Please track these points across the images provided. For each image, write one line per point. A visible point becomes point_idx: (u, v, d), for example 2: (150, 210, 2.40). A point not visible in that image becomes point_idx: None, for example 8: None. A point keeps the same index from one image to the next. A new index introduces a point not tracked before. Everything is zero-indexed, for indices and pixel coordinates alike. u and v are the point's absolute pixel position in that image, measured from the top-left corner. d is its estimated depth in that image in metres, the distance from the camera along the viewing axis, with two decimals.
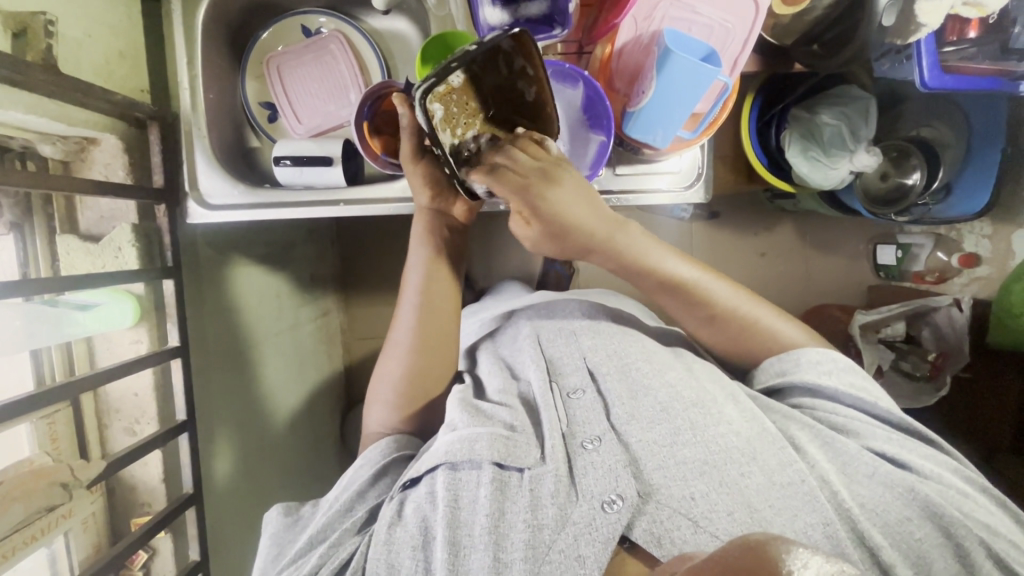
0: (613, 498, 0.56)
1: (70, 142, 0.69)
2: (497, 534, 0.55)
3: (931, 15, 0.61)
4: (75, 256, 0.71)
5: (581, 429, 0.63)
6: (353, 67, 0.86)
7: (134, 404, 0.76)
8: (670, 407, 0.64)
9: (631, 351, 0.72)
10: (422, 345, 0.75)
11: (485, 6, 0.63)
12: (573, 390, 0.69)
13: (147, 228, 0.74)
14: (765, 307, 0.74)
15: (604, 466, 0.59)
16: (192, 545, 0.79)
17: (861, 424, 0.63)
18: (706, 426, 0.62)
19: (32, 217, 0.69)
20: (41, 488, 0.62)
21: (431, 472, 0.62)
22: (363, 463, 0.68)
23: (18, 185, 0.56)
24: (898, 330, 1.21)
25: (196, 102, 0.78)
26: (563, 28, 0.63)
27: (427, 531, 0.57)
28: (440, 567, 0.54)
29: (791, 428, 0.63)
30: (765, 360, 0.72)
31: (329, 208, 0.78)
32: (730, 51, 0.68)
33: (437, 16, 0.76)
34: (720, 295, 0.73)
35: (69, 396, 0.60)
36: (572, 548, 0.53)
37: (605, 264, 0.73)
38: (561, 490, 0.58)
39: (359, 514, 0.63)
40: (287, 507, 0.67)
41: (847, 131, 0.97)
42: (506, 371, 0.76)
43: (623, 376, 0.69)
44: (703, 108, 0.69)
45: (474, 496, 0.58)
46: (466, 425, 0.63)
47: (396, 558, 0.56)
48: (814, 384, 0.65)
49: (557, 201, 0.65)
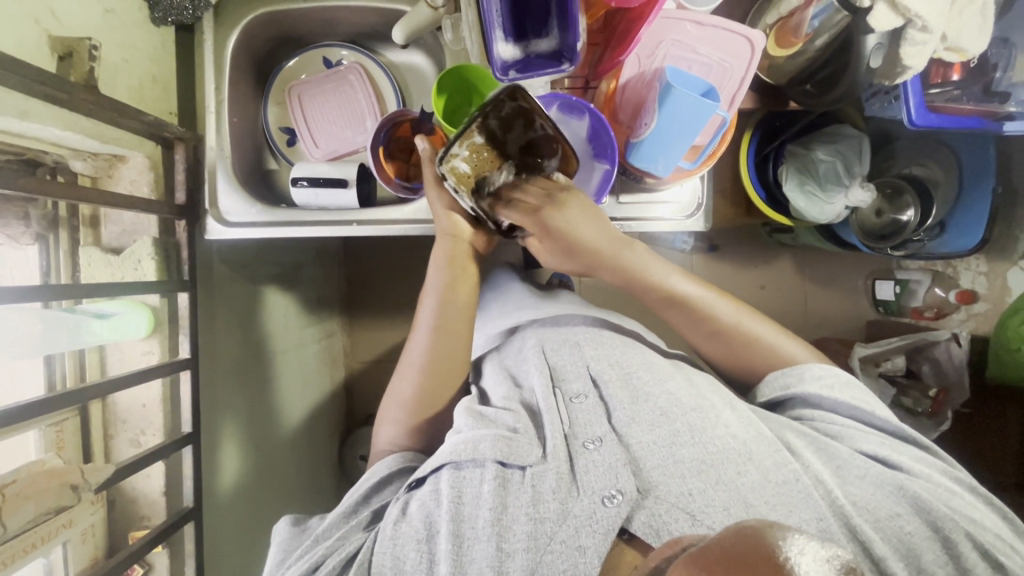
0: (613, 493, 0.57)
1: (100, 158, 0.72)
2: (500, 526, 0.55)
3: (917, 59, 0.64)
4: (95, 267, 0.74)
5: (582, 431, 0.65)
6: (370, 96, 0.90)
7: (141, 415, 0.77)
8: (668, 411, 0.65)
9: (633, 361, 0.74)
10: (433, 369, 0.75)
11: (499, 43, 0.66)
12: (576, 395, 0.70)
13: (166, 243, 0.76)
14: (770, 325, 0.75)
15: (605, 464, 0.60)
16: (187, 561, 0.79)
17: (853, 430, 0.64)
18: (704, 429, 0.63)
19: (57, 229, 0.72)
20: (52, 488, 0.62)
21: (436, 472, 0.62)
22: (370, 474, 0.69)
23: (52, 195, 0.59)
24: (898, 364, 1.23)
25: (220, 125, 0.81)
26: (571, 64, 0.66)
27: (430, 522, 0.57)
28: (444, 559, 0.54)
29: (786, 433, 0.64)
30: (769, 373, 0.73)
31: (342, 228, 0.82)
32: (728, 87, 0.71)
33: (453, 50, 0.81)
34: (723, 314, 0.75)
35: (79, 401, 0.62)
36: (573, 539, 0.54)
37: (613, 279, 0.77)
38: (562, 486, 0.59)
39: (362, 516, 0.64)
40: (297, 519, 0.68)
41: (840, 167, 1.02)
42: (511, 380, 0.77)
43: (624, 383, 0.70)
44: (702, 141, 0.73)
45: (478, 492, 0.58)
46: (470, 428, 0.65)
47: (401, 551, 0.56)
48: (817, 396, 0.67)
49: (567, 220, 0.72)
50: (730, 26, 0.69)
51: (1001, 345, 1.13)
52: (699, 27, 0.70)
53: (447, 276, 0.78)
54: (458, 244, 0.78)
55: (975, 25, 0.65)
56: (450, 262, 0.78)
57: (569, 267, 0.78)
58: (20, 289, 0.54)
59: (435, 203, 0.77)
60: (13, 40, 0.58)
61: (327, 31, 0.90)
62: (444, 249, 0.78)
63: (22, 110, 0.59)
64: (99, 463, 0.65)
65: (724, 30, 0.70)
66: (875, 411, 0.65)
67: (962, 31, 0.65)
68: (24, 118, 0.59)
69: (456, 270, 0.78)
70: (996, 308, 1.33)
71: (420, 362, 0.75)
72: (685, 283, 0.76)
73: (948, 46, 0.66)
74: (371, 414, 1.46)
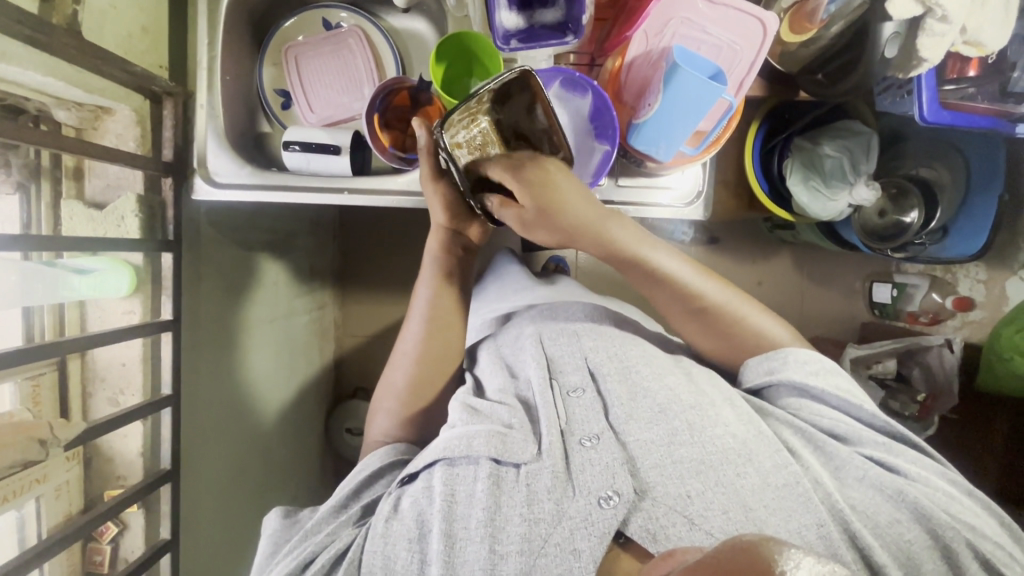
0: (609, 494, 0.56)
1: (85, 109, 0.70)
2: (494, 527, 0.55)
3: (933, 52, 0.60)
4: (76, 222, 0.72)
5: (580, 427, 0.64)
6: (369, 62, 0.87)
7: (120, 374, 0.76)
8: (667, 409, 0.64)
9: (631, 355, 0.73)
10: (427, 354, 0.75)
11: (501, 10, 0.64)
12: (573, 388, 0.69)
13: (152, 200, 0.74)
14: (755, 305, 0.74)
15: (601, 463, 0.59)
16: (163, 523, 0.78)
17: (852, 428, 0.63)
18: (703, 428, 0.62)
19: (39, 179, 0.71)
20: (18, 441, 0.62)
21: (429, 468, 0.63)
22: (363, 466, 0.69)
23: (31, 142, 0.57)
24: (890, 367, 1.21)
25: (213, 82, 0.79)
26: (575, 36, 0.63)
27: (423, 518, 0.58)
28: (435, 559, 0.54)
29: (784, 432, 0.64)
30: (749, 360, 0.72)
31: (332, 196, 0.80)
32: (736, 73, 0.68)
33: (456, 17, 0.77)
34: (710, 294, 0.73)
35: (59, 354, 0.61)
36: (568, 541, 0.54)
37: (593, 252, 0.72)
38: (557, 486, 0.58)
39: (352, 511, 0.63)
40: (287, 511, 0.68)
41: (847, 164, 1.00)
42: (505, 369, 0.76)
43: (623, 378, 0.69)
44: (707, 126, 0.70)
45: (471, 489, 0.59)
46: (465, 423, 0.65)
47: (393, 550, 0.56)
48: (804, 384, 0.66)
49: (562, 183, 0.68)
50: (741, 7, 0.65)
51: (993, 352, 1.12)
52: (710, 6, 0.66)
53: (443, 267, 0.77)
54: (452, 237, 0.77)
55: (998, 20, 0.63)
56: (445, 251, 0.77)
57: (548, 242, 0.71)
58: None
59: (433, 198, 0.74)
60: None
61: None
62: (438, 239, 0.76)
63: None
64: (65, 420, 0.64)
65: (735, 11, 0.65)
66: (867, 406, 0.65)
67: (983, 24, 0.62)
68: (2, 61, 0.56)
69: (451, 258, 0.78)
70: (993, 316, 1.33)
71: (415, 349, 0.75)
72: (682, 266, 0.74)
73: (967, 40, 0.63)
74: (358, 388, 1.46)
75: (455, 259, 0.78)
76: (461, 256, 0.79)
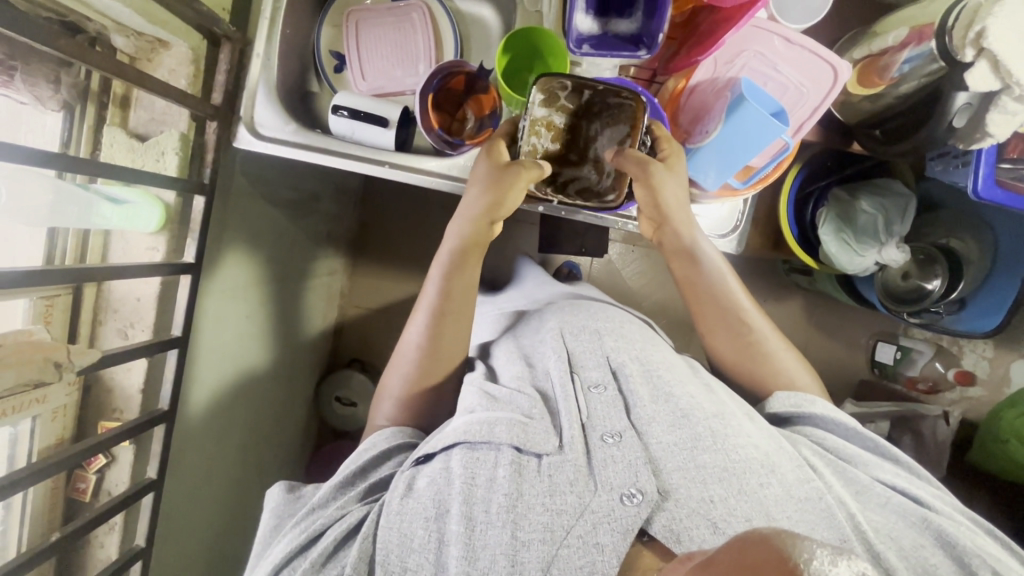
0: (633, 492, 0.57)
1: (143, 39, 0.70)
2: (515, 514, 0.56)
3: (1002, 129, 0.59)
4: (116, 150, 0.72)
5: (602, 423, 0.66)
6: (428, 39, 0.86)
7: (133, 309, 0.75)
8: (690, 415, 0.66)
9: (653, 359, 0.75)
10: (435, 341, 0.74)
11: (578, 13, 0.61)
12: (594, 384, 0.71)
13: (194, 141, 0.74)
14: (782, 340, 0.78)
15: (624, 460, 0.60)
16: (152, 462, 0.78)
17: (869, 458, 0.66)
18: (727, 436, 0.64)
19: (86, 101, 0.71)
20: (35, 361, 0.61)
21: (447, 450, 0.64)
22: (368, 446, 0.69)
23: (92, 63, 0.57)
24: (882, 428, 1.23)
25: (273, 33, 0.77)
26: (648, 52, 0.62)
27: (448, 492, 0.59)
28: (454, 541, 0.55)
29: (804, 451, 0.66)
30: (776, 391, 0.73)
31: (374, 167, 0.79)
32: (799, 113, 0.67)
33: (528, 12, 0.76)
34: (754, 323, 0.77)
35: (78, 280, 0.61)
36: (590, 535, 0.55)
37: (672, 248, 0.76)
38: (579, 479, 0.60)
39: (355, 490, 0.64)
40: (292, 486, 0.70)
41: (881, 223, 1.00)
42: (524, 361, 0.77)
43: (646, 379, 0.71)
44: (758, 163, 0.68)
45: (491, 475, 0.60)
46: (484, 409, 0.66)
47: (408, 528, 0.57)
48: (832, 418, 0.69)
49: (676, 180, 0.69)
50: (817, 51, 0.63)
51: (990, 430, 1.13)
52: (786, 44, 0.65)
53: (455, 254, 0.76)
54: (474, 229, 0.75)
55: None
56: (463, 242, 0.76)
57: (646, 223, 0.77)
58: (32, 151, 0.52)
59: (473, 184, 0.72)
60: None
61: None
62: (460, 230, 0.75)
63: None
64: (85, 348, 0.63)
65: (811, 53, 0.64)
66: (882, 440, 0.69)
67: None
68: None
69: (470, 248, 0.76)
70: (992, 395, 1.36)
71: (424, 336, 0.74)
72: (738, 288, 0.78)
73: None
74: (353, 359, 1.46)
75: (474, 250, 0.76)
76: (479, 250, 0.76)
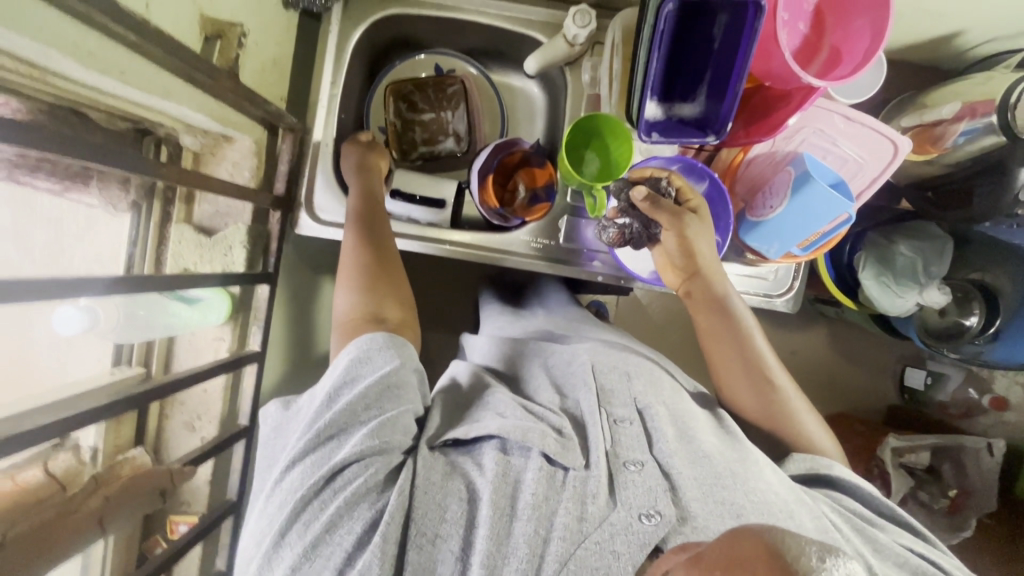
0: (651, 512, 0.49)
1: (208, 137, 0.71)
2: (540, 515, 0.48)
3: None
4: (184, 246, 0.73)
5: (626, 450, 0.55)
6: (479, 116, 0.85)
7: (200, 400, 0.77)
8: (711, 455, 0.56)
9: (679, 406, 0.63)
10: (366, 280, 0.63)
11: (647, 100, 0.63)
12: (619, 418, 0.59)
13: (259, 231, 0.75)
14: (806, 402, 0.69)
15: (644, 484, 0.51)
16: (220, 553, 0.78)
17: (891, 526, 0.58)
18: (747, 478, 0.54)
19: (152, 200, 0.73)
20: (146, 491, 0.64)
21: (479, 442, 0.55)
22: (363, 361, 0.55)
23: (181, 182, 0.55)
24: (922, 458, 1.13)
25: (331, 120, 0.77)
26: (717, 137, 0.64)
27: (471, 488, 0.51)
28: (484, 523, 0.47)
29: (822, 505, 0.57)
30: (792, 452, 0.65)
31: (435, 247, 0.79)
32: (856, 183, 0.69)
33: (588, 94, 0.77)
34: (780, 382, 0.68)
35: (155, 397, 0.57)
36: (608, 542, 0.47)
37: (702, 298, 0.70)
38: (600, 494, 0.50)
39: (372, 422, 0.52)
40: (290, 400, 0.58)
41: (920, 265, 0.97)
42: (555, 391, 0.64)
43: (674, 422, 0.60)
44: (825, 228, 0.68)
45: (518, 479, 0.51)
46: (518, 414, 0.56)
47: (444, 495, 0.49)
48: (850, 480, 0.61)
49: (703, 237, 0.68)
50: (877, 128, 0.66)
51: None
52: (846, 121, 0.67)
53: (365, 184, 0.71)
54: (365, 165, 0.73)
55: None
56: (367, 176, 0.72)
57: (673, 278, 0.71)
58: (117, 279, 0.47)
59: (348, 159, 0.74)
60: (174, 22, 0.55)
61: (446, 41, 0.84)
62: (354, 164, 0.73)
63: (165, 89, 0.55)
64: (185, 468, 0.65)
65: (870, 129, 0.67)
66: (901, 511, 0.60)
67: None
68: (166, 98, 0.56)
69: (372, 181, 0.72)
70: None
71: (355, 246, 0.65)
72: (763, 346, 0.69)
73: None
74: None
75: (377, 181, 0.72)
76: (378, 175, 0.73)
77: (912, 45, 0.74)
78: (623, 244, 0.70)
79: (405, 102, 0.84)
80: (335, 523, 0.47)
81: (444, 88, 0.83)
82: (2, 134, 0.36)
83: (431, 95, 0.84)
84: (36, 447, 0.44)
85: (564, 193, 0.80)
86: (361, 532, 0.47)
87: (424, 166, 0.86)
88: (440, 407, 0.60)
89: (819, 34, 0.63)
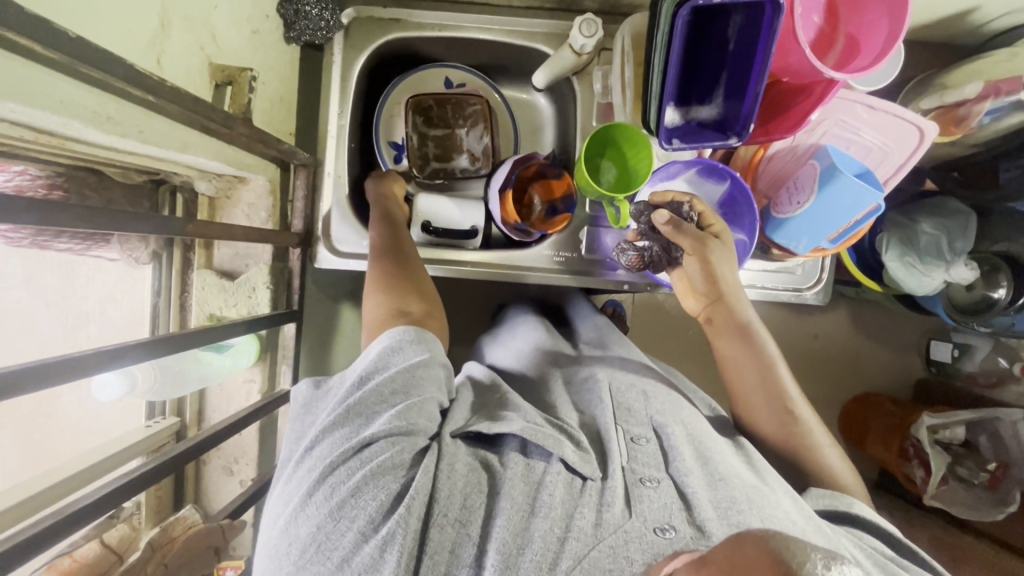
0: (666, 526, 0.47)
1: (222, 180, 0.70)
2: (561, 521, 0.46)
3: None
4: (208, 291, 0.73)
5: (641, 466, 0.53)
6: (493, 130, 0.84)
7: (237, 444, 0.79)
8: (726, 478, 0.53)
9: (697, 426, 0.61)
10: (393, 280, 0.61)
11: (668, 106, 0.62)
12: (636, 436, 0.57)
13: (281, 270, 0.74)
14: (829, 436, 0.66)
15: (660, 501, 0.49)
16: None
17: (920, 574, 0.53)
18: (765, 504, 0.51)
19: (171, 248, 0.72)
20: (199, 551, 0.65)
21: (501, 445, 0.54)
22: (397, 347, 0.54)
23: (212, 236, 0.53)
24: (957, 433, 1.07)
25: (342, 150, 0.76)
26: (739, 138, 0.62)
27: (493, 483, 0.49)
28: (504, 515, 0.46)
29: (841, 538, 0.53)
30: (810, 487, 0.61)
31: (455, 271, 0.78)
32: (882, 171, 0.69)
33: (601, 102, 0.76)
34: (802, 412, 0.65)
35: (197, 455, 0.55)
36: (621, 547, 0.44)
37: (721, 321, 0.68)
38: (614, 503, 0.48)
39: (398, 405, 0.50)
40: (321, 380, 0.57)
41: (945, 242, 0.90)
42: (573, 404, 0.63)
43: (691, 440, 0.58)
44: (856, 218, 0.66)
45: (536, 486, 0.49)
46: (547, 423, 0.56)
47: (465, 490, 0.48)
48: (872, 519, 0.57)
49: (723, 262, 0.66)
50: (903, 114, 0.65)
51: None
52: (870, 110, 0.67)
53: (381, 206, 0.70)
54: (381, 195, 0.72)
55: None
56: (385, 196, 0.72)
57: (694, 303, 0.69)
58: (151, 341, 0.46)
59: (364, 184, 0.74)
60: (184, 75, 0.54)
61: (450, 59, 0.83)
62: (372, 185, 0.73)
63: (184, 142, 0.55)
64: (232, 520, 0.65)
65: (893, 116, 0.66)
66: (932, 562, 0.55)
67: None
68: (184, 151, 0.55)
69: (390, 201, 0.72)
70: None
71: (376, 252, 0.65)
72: (786, 374, 0.67)
73: None
74: None
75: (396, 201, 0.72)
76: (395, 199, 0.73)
77: (931, 21, 0.72)
78: (642, 266, 0.71)
79: (421, 116, 0.82)
80: (359, 489, 0.46)
81: (461, 104, 0.81)
82: (30, 218, 0.35)
83: (447, 111, 0.82)
84: (93, 521, 0.43)
85: (583, 204, 0.79)
86: (386, 502, 0.46)
87: (439, 184, 0.85)
88: (465, 403, 0.59)
89: (834, 25, 0.62)
